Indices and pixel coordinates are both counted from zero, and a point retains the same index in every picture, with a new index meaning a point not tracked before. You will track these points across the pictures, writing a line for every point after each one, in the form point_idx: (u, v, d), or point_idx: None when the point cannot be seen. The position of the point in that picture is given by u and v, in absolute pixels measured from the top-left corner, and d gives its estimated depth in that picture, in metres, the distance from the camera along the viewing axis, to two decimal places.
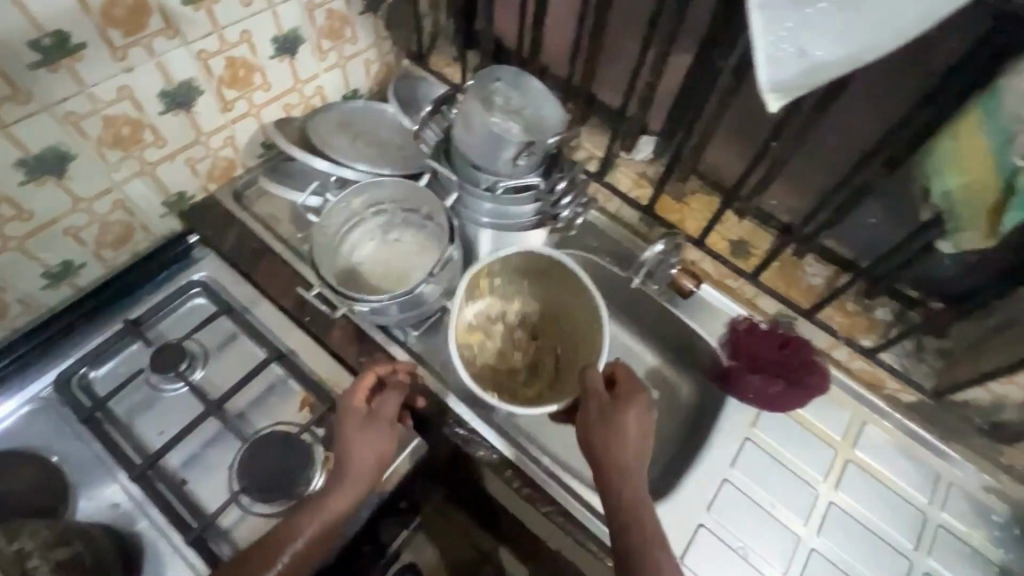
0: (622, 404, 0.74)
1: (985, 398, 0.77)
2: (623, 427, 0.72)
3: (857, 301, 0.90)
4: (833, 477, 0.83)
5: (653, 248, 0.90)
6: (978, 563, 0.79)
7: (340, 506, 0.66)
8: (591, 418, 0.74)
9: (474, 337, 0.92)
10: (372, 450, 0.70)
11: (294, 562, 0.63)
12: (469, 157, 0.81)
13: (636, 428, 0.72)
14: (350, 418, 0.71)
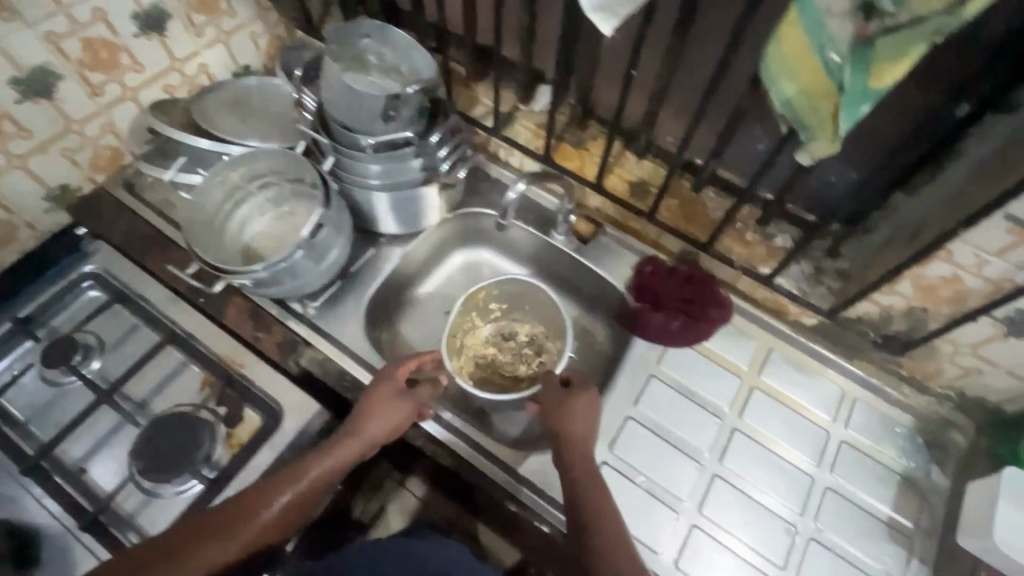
0: (575, 394, 0.77)
1: (874, 311, 0.78)
2: (578, 413, 0.76)
3: (756, 230, 0.87)
4: (738, 405, 0.84)
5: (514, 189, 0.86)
6: (881, 474, 0.80)
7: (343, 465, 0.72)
8: (553, 409, 0.77)
9: (486, 351, 0.96)
10: (390, 423, 0.77)
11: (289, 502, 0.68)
12: (338, 118, 0.78)
13: (586, 414, 0.76)
14: (386, 386, 0.78)
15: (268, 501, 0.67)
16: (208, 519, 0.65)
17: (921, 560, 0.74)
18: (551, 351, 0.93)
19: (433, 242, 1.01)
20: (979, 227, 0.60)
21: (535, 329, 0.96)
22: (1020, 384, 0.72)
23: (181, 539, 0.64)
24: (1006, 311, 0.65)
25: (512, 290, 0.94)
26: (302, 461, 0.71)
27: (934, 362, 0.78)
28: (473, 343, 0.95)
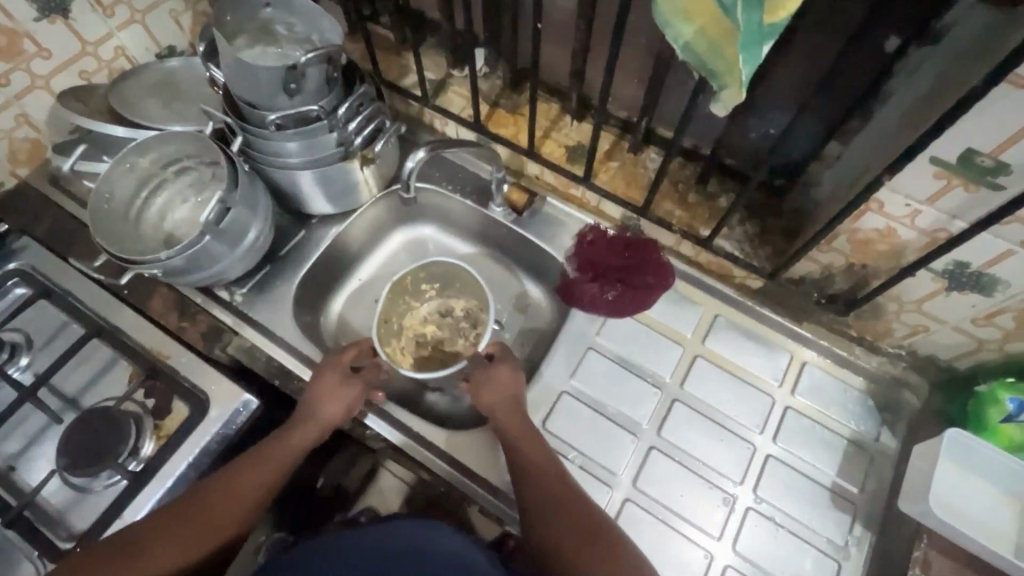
0: (495, 366, 0.77)
1: (815, 270, 0.74)
2: (506, 388, 0.76)
3: (697, 191, 0.84)
4: (680, 374, 0.81)
5: (415, 157, 0.80)
6: (828, 439, 0.77)
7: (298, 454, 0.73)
8: (479, 383, 0.77)
9: (425, 330, 0.94)
10: (341, 407, 0.76)
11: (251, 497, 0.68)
12: (241, 96, 0.74)
13: (509, 386, 0.76)
14: (330, 373, 0.78)
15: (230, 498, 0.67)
16: (169, 519, 0.64)
17: (865, 526, 0.72)
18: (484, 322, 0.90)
19: (371, 221, 0.97)
20: (907, 173, 0.55)
21: (469, 303, 0.94)
22: (968, 340, 0.68)
23: (138, 545, 0.62)
24: (943, 263, 0.61)
25: (443, 272, 0.92)
26: (262, 451, 0.72)
27: (881, 320, 0.74)
28: (412, 324, 0.94)
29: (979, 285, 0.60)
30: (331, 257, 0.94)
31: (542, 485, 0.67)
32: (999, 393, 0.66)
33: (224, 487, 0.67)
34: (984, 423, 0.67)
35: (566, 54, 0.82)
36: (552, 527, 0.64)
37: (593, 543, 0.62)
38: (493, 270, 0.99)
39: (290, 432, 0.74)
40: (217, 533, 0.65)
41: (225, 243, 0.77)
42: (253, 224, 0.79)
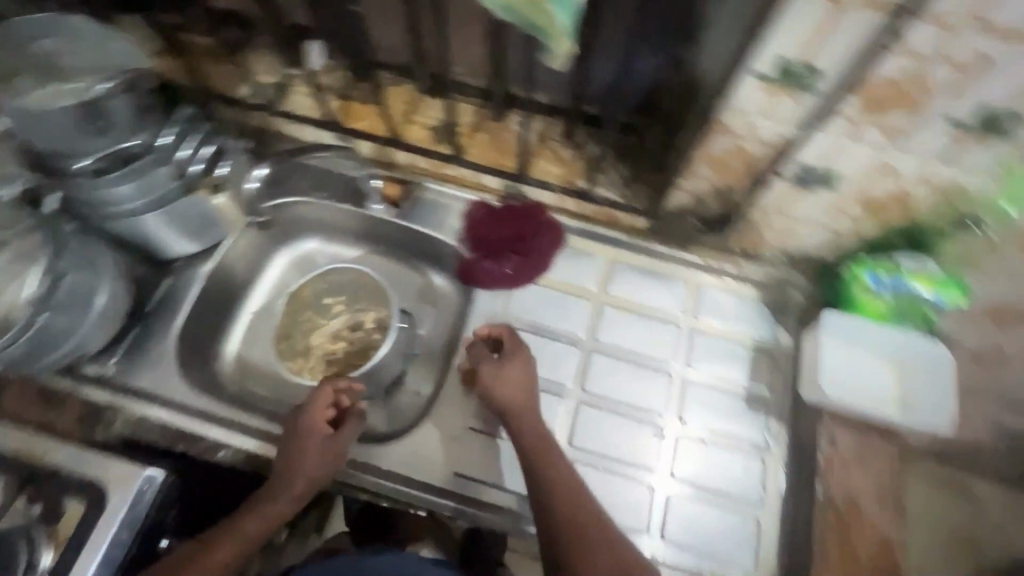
0: (506, 359, 0.74)
1: (689, 199, 0.77)
2: (507, 378, 0.73)
3: (568, 146, 0.84)
4: (592, 327, 0.82)
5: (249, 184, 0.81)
6: (735, 351, 0.82)
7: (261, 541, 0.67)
8: (489, 378, 0.73)
9: (337, 346, 0.89)
10: (313, 484, 0.70)
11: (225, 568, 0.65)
12: (38, 146, 0.63)
13: (519, 378, 0.73)
14: (314, 435, 0.71)
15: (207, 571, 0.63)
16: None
17: (779, 421, 0.78)
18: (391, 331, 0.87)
19: (247, 249, 0.89)
20: (740, 91, 0.57)
21: (376, 312, 0.89)
22: (830, 233, 0.74)
23: None
24: (792, 169, 0.64)
25: (338, 280, 0.91)
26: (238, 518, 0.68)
27: (755, 231, 0.79)
28: (320, 341, 0.89)
29: (825, 182, 0.65)
30: (209, 297, 0.85)
31: (546, 489, 0.65)
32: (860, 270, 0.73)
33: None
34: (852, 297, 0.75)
35: (406, 31, 0.78)
36: (552, 536, 0.63)
37: (596, 545, 0.61)
38: (390, 269, 0.94)
39: (250, 517, 0.68)
40: None
41: (65, 317, 0.69)
42: (95, 285, 0.72)
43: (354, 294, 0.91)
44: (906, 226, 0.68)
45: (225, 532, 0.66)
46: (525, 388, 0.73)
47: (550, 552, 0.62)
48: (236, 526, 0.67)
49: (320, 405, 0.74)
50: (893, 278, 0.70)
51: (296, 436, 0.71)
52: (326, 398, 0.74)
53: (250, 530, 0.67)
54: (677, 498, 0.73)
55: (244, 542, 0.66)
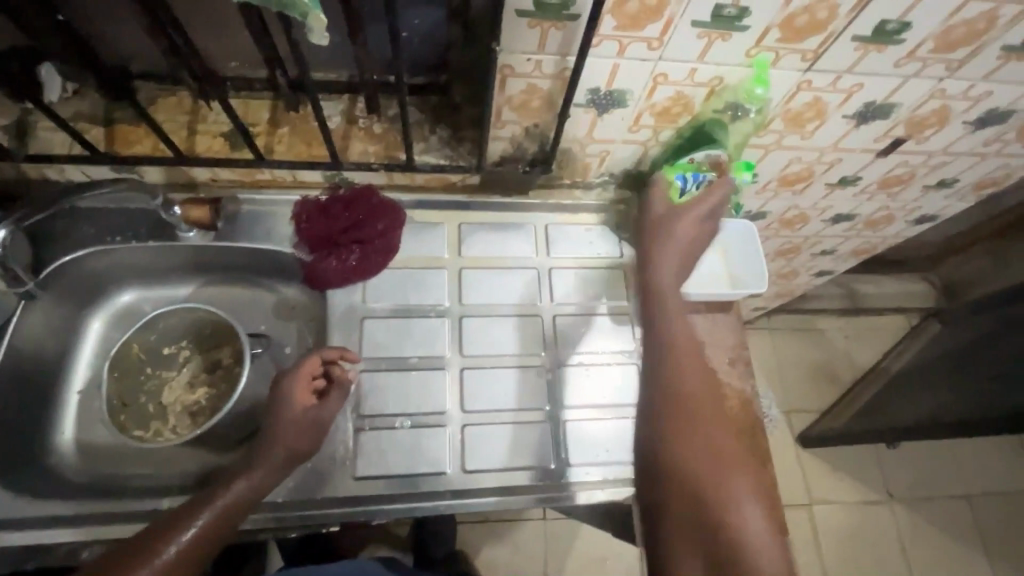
0: (682, 208, 0.73)
1: (508, 146, 0.79)
2: (686, 225, 0.73)
3: (379, 121, 0.81)
4: (455, 293, 0.83)
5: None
6: (591, 275, 0.87)
7: (214, 541, 0.60)
8: (668, 215, 0.74)
9: (197, 395, 0.81)
10: (280, 469, 0.67)
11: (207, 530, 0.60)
12: None
13: (690, 230, 0.73)
14: (298, 403, 0.69)
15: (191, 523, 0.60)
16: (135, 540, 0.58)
17: (643, 325, 0.85)
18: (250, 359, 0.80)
19: (47, 322, 0.76)
20: (509, 31, 0.58)
21: (230, 346, 0.83)
22: (638, 147, 0.80)
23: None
24: (583, 95, 0.68)
25: (170, 327, 0.81)
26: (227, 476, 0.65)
27: (576, 161, 0.83)
28: (175, 395, 0.81)
29: (616, 101, 0.69)
30: (13, 389, 0.72)
31: (672, 369, 0.65)
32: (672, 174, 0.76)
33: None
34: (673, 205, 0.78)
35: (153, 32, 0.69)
36: (653, 416, 0.63)
37: (697, 430, 0.61)
38: (230, 297, 0.86)
39: (206, 516, 0.60)
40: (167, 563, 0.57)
41: None
42: None
43: (198, 334, 0.83)
44: (694, 124, 0.75)
45: (175, 529, 0.59)
46: (679, 258, 0.72)
47: (644, 450, 0.62)
48: (191, 522, 0.60)
49: (306, 372, 0.71)
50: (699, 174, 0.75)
51: (281, 397, 0.70)
52: (314, 368, 0.71)
53: (204, 528, 0.60)
54: (572, 423, 0.78)
55: (194, 543, 0.59)
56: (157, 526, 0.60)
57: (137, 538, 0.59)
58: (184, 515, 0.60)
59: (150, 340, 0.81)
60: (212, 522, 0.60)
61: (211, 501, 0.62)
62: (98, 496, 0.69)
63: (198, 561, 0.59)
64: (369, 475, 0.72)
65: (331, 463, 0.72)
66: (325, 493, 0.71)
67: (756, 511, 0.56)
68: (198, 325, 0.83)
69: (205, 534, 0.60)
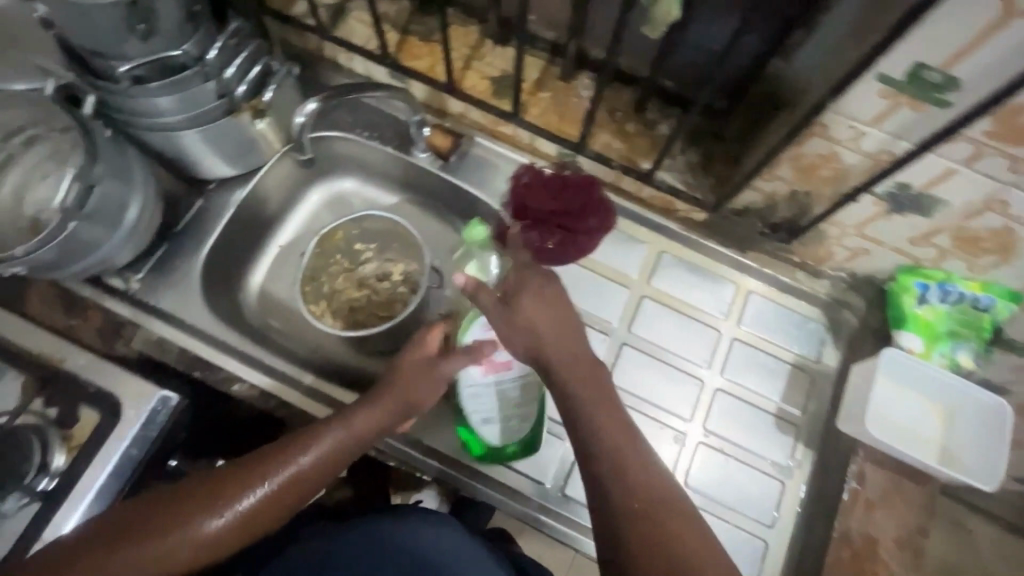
0: (518, 300, 0.64)
1: (759, 201, 0.70)
2: (534, 325, 0.62)
3: (635, 120, 0.77)
4: (627, 318, 0.79)
5: (305, 110, 0.74)
6: (771, 365, 0.77)
7: (316, 479, 0.61)
8: (508, 307, 0.64)
9: (362, 293, 0.87)
10: (396, 418, 0.65)
11: (301, 475, 0.60)
12: (84, 45, 0.59)
13: (540, 308, 0.63)
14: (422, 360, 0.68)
15: (287, 467, 0.59)
16: (224, 478, 0.59)
17: (806, 447, 0.74)
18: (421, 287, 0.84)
19: (282, 180, 0.85)
20: (850, 93, 0.50)
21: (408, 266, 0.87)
22: (907, 261, 0.67)
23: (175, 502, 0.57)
24: (886, 185, 0.58)
25: (373, 227, 0.86)
26: (327, 421, 0.63)
27: (822, 246, 0.72)
28: (346, 285, 0.87)
29: (920, 206, 0.58)
30: (240, 222, 0.82)
31: (572, 437, 0.59)
32: (907, 280, 0.68)
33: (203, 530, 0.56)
34: (904, 317, 0.69)
35: None
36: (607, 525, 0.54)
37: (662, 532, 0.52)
38: (422, 223, 0.90)
39: (311, 455, 0.60)
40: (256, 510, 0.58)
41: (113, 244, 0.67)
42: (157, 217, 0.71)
43: (386, 243, 0.88)
44: (998, 268, 0.61)
45: (280, 464, 0.59)
46: (549, 331, 0.62)
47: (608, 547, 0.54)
48: (298, 457, 0.60)
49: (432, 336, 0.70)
50: (946, 284, 0.66)
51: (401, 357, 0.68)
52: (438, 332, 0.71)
53: (309, 466, 0.60)
54: None
55: (295, 479, 0.60)
56: (264, 451, 0.61)
57: (245, 461, 0.60)
58: (277, 456, 0.60)
59: (351, 231, 0.87)
60: (316, 461, 0.60)
61: (319, 439, 0.61)
62: (262, 344, 0.77)
63: (300, 493, 0.60)
64: None
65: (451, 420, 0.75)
66: (435, 443, 0.74)
67: None
68: (392, 236, 0.87)
69: (309, 471, 0.60)
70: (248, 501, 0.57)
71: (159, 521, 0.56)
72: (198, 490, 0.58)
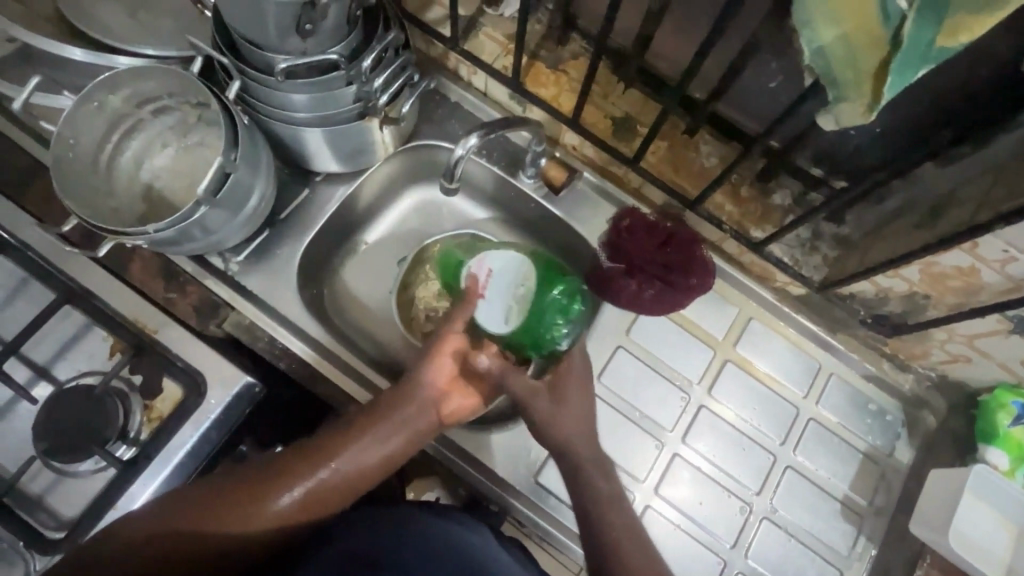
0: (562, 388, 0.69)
1: (870, 291, 0.70)
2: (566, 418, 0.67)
3: (752, 186, 0.75)
4: (708, 380, 0.79)
5: (467, 146, 0.67)
6: (843, 451, 0.77)
7: (348, 483, 0.62)
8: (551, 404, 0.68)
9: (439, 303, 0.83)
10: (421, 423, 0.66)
11: (345, 467, 0.62)
12: (246, 33, 0.59)
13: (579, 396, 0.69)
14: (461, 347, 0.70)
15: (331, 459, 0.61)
16: (276, 464, 0.61)
17: (868, 540, 0.74)
18: None
19: (383, 181, 0.85)
20: (1018, 224, 0.50)
21: None
22: (1011, 379, 0.67)
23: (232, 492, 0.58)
24: (1019, 310, 0.57)
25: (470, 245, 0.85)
26: (373, 411, 0.65)
27: (921, 346, 0.72)
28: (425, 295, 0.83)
29: None
30: (340, 219, 0.82)
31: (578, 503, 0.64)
32: (1004, 398, 0.68)
33: (240, 516, 0.57)
34: (995, 434, 0.68)
35: (638, 10, 0.70)
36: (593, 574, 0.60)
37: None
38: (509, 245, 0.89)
39: (348, 453, 0.62)
40: (302, 503, 0.60)
41: (228, 232, 0.68)
42: (265, 213, 0.72)
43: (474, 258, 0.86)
44: None
45: (320, 461, 0.61)
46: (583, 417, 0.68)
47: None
48: (337, 455, 0.62)
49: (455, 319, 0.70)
50: None
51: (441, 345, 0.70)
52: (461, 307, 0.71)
53: (355, 460, 0.62)
54: None
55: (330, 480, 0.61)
56: (306, 447, 0.63)
57: (292, 452, 0.62)
58: (324, 449, 0.62)
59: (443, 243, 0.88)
60: (373, 447, 0.63)
61: (381, 421, 0.64)
62: (345, 344, 0.78)
63: (334, 494, 0.62)
64: (547, 486, 0.75)
65: (523, 454, 0.75)
66: (502, 473, 0.75)
67: None
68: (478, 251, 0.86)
69: (342, 473, 0.61)
70: (291, 494, 0.59)
71: (199, 500, 0.56)
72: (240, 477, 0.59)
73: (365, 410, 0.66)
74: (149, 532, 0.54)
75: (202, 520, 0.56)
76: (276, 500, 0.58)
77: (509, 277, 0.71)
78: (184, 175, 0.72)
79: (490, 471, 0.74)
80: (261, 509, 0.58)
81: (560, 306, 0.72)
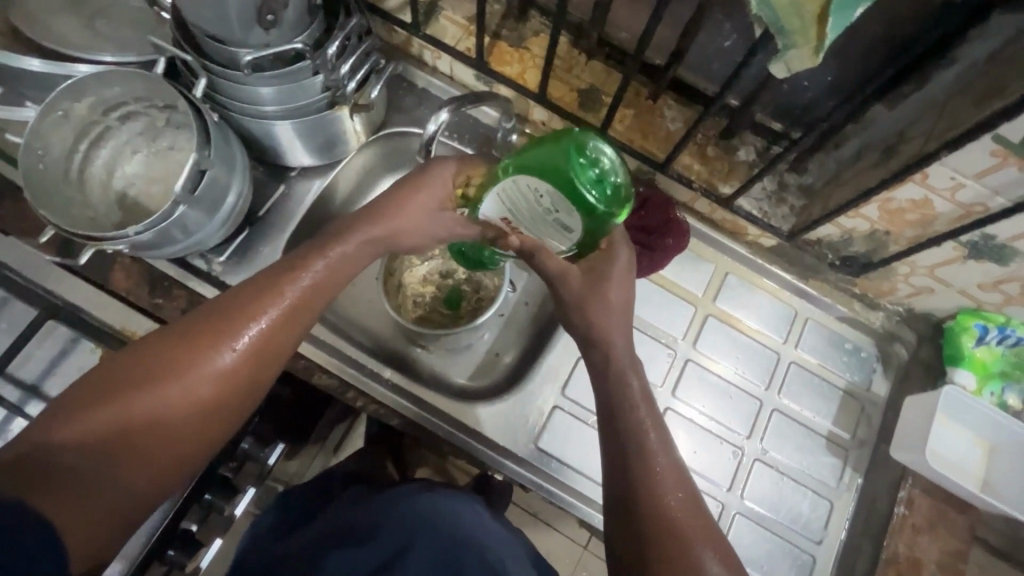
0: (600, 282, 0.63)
1: (835, 234, 0.74)
2: (602, 295, 0.63)
3: (717, 144, 0.78)
4: (692, 335, 0.82)
5: (436, 118, 0.67)
6: (825, 390, 0.81)
7: (284, 333, 0.61)
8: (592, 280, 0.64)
9: (427, 288, 0.85)
10: (357, 251, 0.64)
11: (281, 318, 0.60)
12: (207, 28, 0.59)
13: (619, 300, 0.64)
14: (416, 203, 0.65)
15: (264, 310, 0.59)
16: (198, 325, 0.58)
17: (854, 471, 0.78)
18: (491, 289, 0.84)
19: (357, 173, 0.85)
20: (961, 149, 0.54)
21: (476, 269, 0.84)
22: (970, 303, 0.71)
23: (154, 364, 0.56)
24: (971, 234, 0.61)
25: None
26: (306, 253, 0.63)
27: (889, 282, 0.76)
28: (413, 280, 0.85)
29: (998, 255, 0.62)
30: (319, 213, 0.82)
31: (600, 378, 0.64)
32: (967, 321, 0.72)
33: (164, 398, 0.55)
34: (961, 356, 0.73)
35: None
36: (614, 449, 0.60)
37: (657, 521, 0.55)
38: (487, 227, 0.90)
39: (266, 318, 0.59)
40: (242, 358, 0.58)
41: (213, 235, 0.70)
42: (239, 216, 0.72)
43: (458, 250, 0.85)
44: None
45: (239, 331, 0.58)
46: (616, 308, 0.64)
47: (610, 461, 0.60)
48: (252, 322, 0.59)
49: (465, 173, 0.66)
50: (1005, 328, 0.70)
51: (392, 191, 0.66)
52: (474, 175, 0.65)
53: (289, 310, 0.61)
54: (744, 520, 0.76)
55: (256, 344, 0.59)
56: (214, 314, 0.59)
57: (216, 309, 0.59)
58: (251, 300, 0.60)
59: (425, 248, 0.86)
60: (308, 295, 0.61)
61: (315, 264, 0.62)
62: (337, 333, 0.79)
63: (263, 360, 0.60)
64: (548, 450, 0.77)
65: (521, 423, 0.77)
66: (503, 443, 0.76)
67: (696, 533, 0.55)
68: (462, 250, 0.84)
69: (271, 329, 0.60)
70: (229, 349, 0.58)
71: (116, 400, 0.53)
72: (150, 362, 0.56)
73: (294, 255, 0.64)
74: (71, 453, 0.51)
75: (125, 413, 0.53)
76: (202, 380, 0.56)
77: (523, 213, 0.57)
78: (157, 180, 0.72)
79: (491, 442, 0.76)
80: (184, 394, 0.56)
81: (589, 177, 0.53)
